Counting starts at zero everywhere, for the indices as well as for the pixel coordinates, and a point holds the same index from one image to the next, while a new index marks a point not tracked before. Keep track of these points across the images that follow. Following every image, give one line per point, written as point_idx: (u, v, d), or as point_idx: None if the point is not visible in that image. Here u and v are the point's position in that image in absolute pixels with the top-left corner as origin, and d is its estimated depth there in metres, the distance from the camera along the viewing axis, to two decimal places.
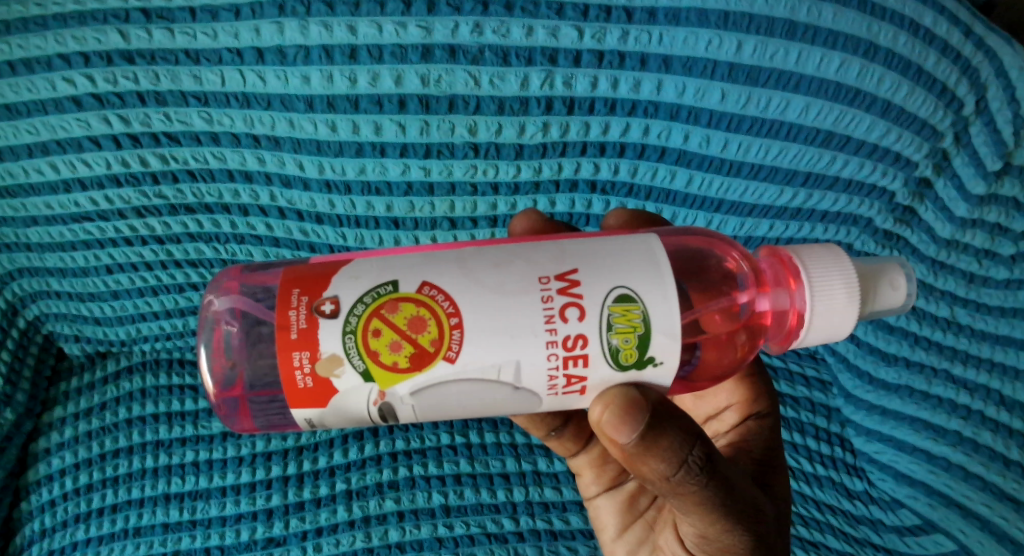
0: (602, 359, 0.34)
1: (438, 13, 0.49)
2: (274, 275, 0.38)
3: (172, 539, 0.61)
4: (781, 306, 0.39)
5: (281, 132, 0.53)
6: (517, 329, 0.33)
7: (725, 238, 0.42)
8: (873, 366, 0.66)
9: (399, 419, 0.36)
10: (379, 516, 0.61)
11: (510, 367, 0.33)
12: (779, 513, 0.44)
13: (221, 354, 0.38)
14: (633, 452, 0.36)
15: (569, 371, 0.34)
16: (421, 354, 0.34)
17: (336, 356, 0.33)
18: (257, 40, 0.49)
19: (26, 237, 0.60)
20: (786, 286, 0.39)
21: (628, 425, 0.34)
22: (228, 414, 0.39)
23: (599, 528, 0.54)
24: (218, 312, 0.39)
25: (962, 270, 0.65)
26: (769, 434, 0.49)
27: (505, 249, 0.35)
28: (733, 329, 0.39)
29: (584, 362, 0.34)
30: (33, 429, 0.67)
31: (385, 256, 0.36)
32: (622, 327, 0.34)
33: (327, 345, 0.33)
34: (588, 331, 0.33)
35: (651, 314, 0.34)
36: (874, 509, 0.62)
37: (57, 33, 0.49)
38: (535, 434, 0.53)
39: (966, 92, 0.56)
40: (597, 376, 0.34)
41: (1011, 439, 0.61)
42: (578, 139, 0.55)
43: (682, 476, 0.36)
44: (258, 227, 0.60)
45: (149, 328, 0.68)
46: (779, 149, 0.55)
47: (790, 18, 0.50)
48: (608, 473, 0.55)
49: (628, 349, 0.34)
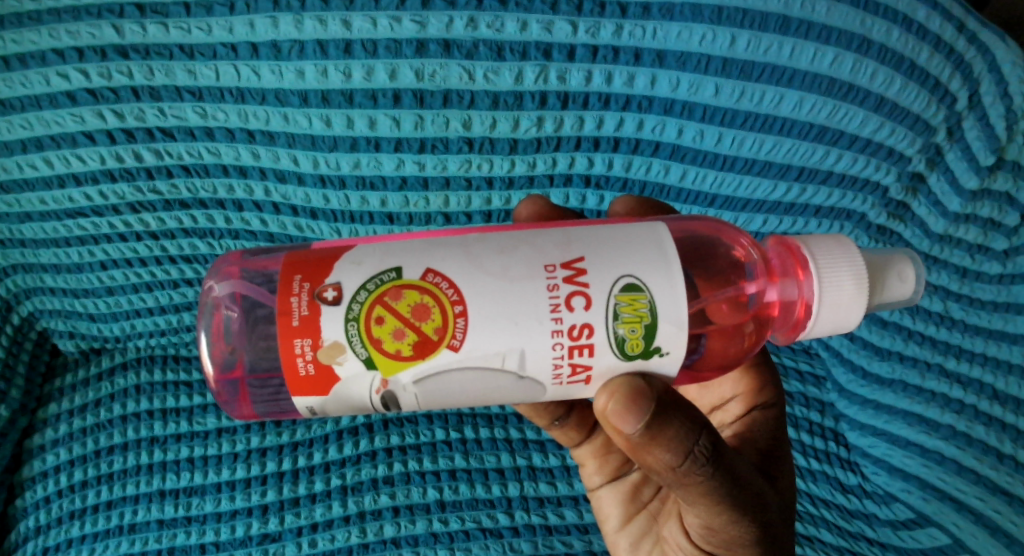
0: (610, 348, 0.34)
1: (432, 7, 0.49)
2: (275, 260, 0.39)
3: (167, 535, 0.61)
4: (789, 297, 0.39)
5: (275, 127, 0.53)
6: (521, 317, 0.33)
7: (731, 227, 0.42)
8: (867, 360, 0.66)
9: (402, 406, 0.36)
10: (374, 511, 0.61)
11: (513, 355, 0.33)
12: (784, 504, 0.44)
13: (222, 339, 0.38)
14: (639, 443, 0.36)
15: (574, 359, 0.34)
16: (424, 342, 0.33)
17: (338, 344, 0.33)
18: (251, 35, 0.49)
19: (20, 233, 0.60)
20: (793, 276, 0.39)
21: (633, 414, 0.34)
22: (228, 400, 0.39)
23: (601, 519, 0.55)
24: (218, 297, 0.39)
25: (955, 265, 0.65)
26: (775, 424, 0.49)
27: (510, 236, 0.35)
28: (740, 318, 0.39)
29: (589, 351, 0.34)
30: (27, 425, 0.67)
31: (389, 243, 0.36)
32: (628, 317, 0.34)
33: (330, 332, 0.33)
34: (593, 320, 0.33)
35: (657, 303, 0.34)
36: (868, 503, 0.62)
37: (50, 27, 0.49)
38: (539, 423, 0.53)
39: (959, 87, 0.56)
40: (602, 365, 0.34)
41: (1004, 433, 0.62)
42: (572, 134, 0.55)
43: (688, 466, 0.36)
44: (253, 223, 0.59)
45: (144, 324, 0.68)
46: (773, 143, 0.55)
47: (783, 12, 0.50)
48: (611, 464, 0.55)
49: (635, 339, 0.34)
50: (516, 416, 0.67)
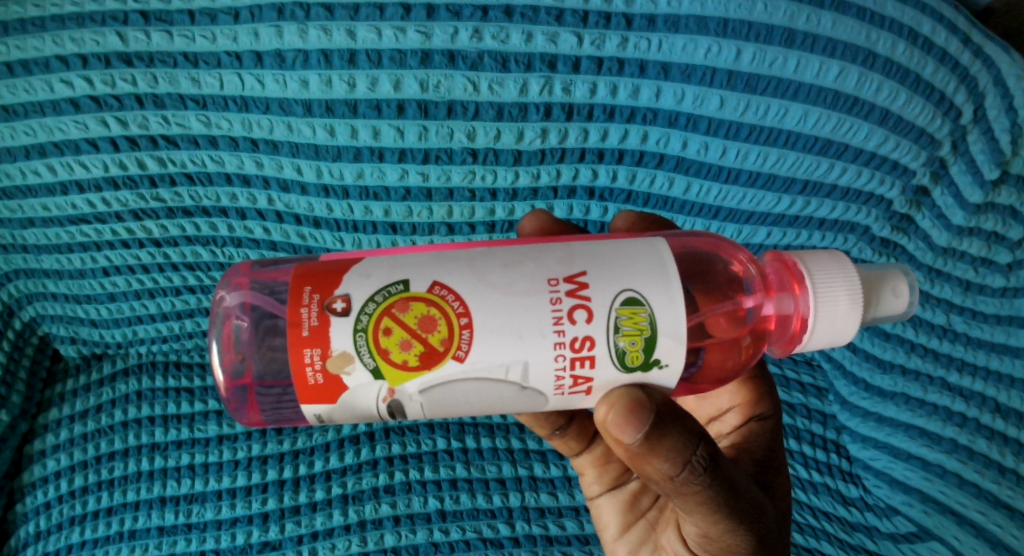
0: (611, 360, 0.34)
1: (437, 18, 0.49)
2: (285, 272, 0.39)
3: (167, 542, 0.61)
4: (785, 311, 0.39)
5: (279, 136, 0.53)
6: (526, 330, 0.33)
7: (731, 242, 0.42)
8: (869, 373, 0.66)
9: (408, 415, 0.36)
10: (375, 520, 0.61)
11: (517, 367, 0.33)
12: (780, 514, 0.44)
13: (233, 348, 0.38)
14: (638, 453, 0.36)
15: (576, 372, 0.34)
16: (430, 353, 0.34)
17: (346, 354, 0.33)
18: (255, 44, 0.49)
19: (23, 238, 0.60)
20: (790, 291, 0.39)
21: (632, 425, 0.34)
22: (237, 407, 0.39)
23: (600, 528, 0.54)
24: (229, 307, 0.38)
25: (958, 278, 0.65)
26: (771, 435, 0.49)
27: (516, 250, 0.35)
28: (737, 334, 0.39)
29: (591, 363, 0.34)
30: (28, 430, 0.67)
31: (396, 255, 0.36)
32: (629, 330, 0.34)
33: (338, 342, 0.33)
34: (596, 333, 0.33)
35: (658, 318, 0.34)
36: (870, 516, 0.62)
37: (55, 34, 0.49)
38: (539, 432, 0.53)
39: (963, 101, 0.56)
40: (603, 377, 0.34)
41: (1006, 447, 0.62)
42: (576, 145, 0.55)
43: (686, 476, 0.36)
44: (256, 231, 0.60)
45: (146, 330, 0.68)
46: (777, 156, 0.55)
47: (788, 25, 0.50)
48: (610, 472, 0.55)
49: (635, 352, 0.34)
50: (517, 426, 0.67)
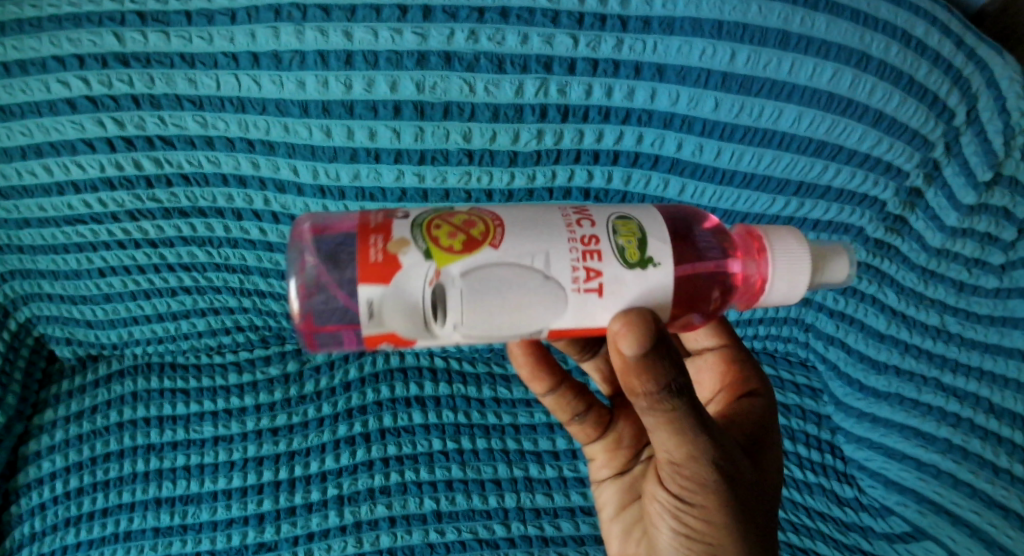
0: (618, 259, 0.32)
1: (433, 20, 0.49)
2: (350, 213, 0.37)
3: (163, 543, 0.61)
4: (749, 274, 0.37)
5: (276, 137, 0.53)
6: (541, 227, 0.32)
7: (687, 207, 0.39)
8: (864, 374, 0.67)
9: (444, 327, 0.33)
10: (370, 521, 0.61)
11: (539, 256, 0.31)
12: (762, 483, 0.41)
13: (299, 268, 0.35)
14: (631, 366, 0.33)
15: (588, 264, 0.32)
16: (474, 241, 0.32)
17: (405, 240, 0.32)
18: (252, 45, 0.49)
19: (19, 239, 0.60)
20: (753, 257, 0.37)
21: (636, 337, 0.31)
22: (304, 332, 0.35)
23: (601, 508, 0.53)
24: (301, 232, 0.36)
25: (951, 279, 0.65)
26: (762, 412, 0.47)
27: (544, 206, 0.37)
28: (708, 283, 0.35)
29: (599, 257, 0.32)
30: (23, 431, 0.67)
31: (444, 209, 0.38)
32: (625, 231, 0.33)
33: (398, 231, 0.32)
34: (601, 232, 0.32)
35: (648, 224, 0.33)
36: (864, 516, 0.63)
37: (52, 34, 0.49)
38: (558, 417, 0.53)
39: (957, 102, 0.56)
40: (613, 273, 0.32)
41: (1000, 447, 0.61)
42: (572, 147, 0.55)
43: (669, 399, 0.34)
44: (252, 232, 0.60)
45: (142, 331, 0.67)
46: (772, 157, 0.55)
47: (783, 27, 0.51)
48: (620, 457, 0.53)
49: (632, 250, 0.32)
50: (513, 426, 0.67)
